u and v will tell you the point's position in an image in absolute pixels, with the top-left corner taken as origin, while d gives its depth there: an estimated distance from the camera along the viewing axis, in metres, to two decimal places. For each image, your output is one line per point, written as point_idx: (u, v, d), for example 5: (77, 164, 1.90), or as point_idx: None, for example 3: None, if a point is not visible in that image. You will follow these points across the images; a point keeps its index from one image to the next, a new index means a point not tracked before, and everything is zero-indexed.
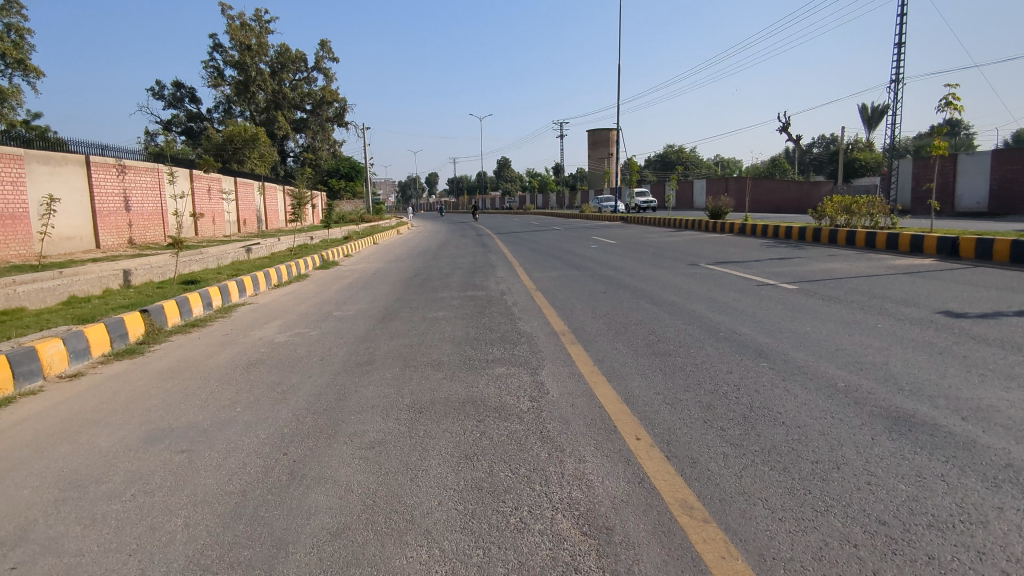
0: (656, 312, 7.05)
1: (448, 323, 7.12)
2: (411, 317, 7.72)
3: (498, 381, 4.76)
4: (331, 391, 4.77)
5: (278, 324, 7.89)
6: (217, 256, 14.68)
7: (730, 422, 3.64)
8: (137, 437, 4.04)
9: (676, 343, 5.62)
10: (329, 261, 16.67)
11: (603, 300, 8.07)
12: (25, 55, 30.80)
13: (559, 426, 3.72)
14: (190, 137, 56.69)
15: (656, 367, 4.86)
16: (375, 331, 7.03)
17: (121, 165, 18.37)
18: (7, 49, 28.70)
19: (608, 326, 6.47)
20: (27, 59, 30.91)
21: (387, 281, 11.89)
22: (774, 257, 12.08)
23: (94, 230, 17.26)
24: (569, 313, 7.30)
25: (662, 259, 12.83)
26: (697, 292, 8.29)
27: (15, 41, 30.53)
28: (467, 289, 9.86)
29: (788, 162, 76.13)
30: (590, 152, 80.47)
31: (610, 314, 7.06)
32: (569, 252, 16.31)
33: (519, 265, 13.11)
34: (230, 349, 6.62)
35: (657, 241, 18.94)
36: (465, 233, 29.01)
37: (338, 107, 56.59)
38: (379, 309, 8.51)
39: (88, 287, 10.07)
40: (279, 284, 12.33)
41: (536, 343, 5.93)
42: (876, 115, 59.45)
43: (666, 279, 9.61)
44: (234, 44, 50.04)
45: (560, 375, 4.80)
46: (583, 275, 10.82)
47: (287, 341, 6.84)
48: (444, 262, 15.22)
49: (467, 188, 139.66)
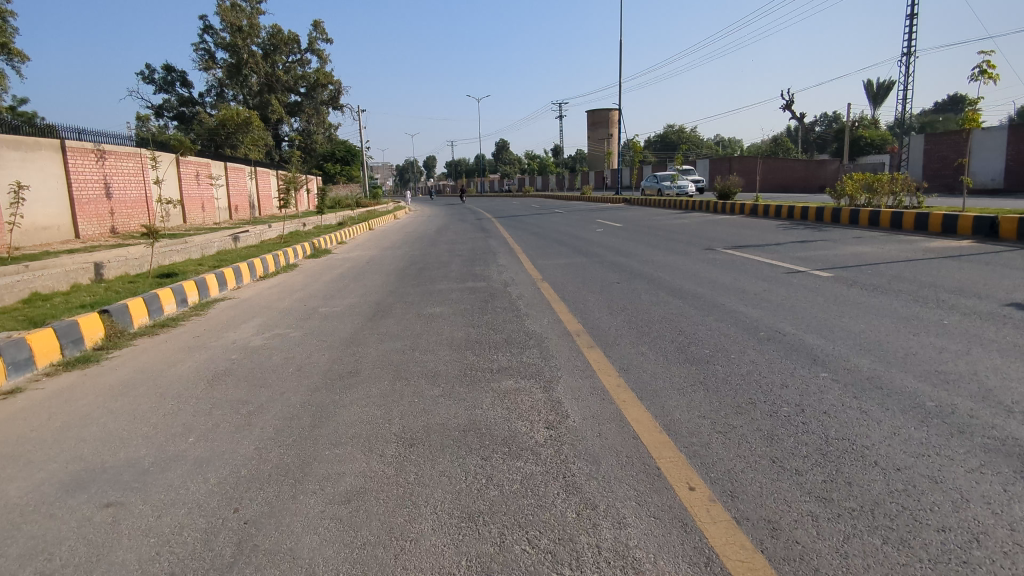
0: (680, 307, 6.23)
1: (446, 321, 6.31)
2: (404, 314, 6.90)
3: (505, 399, 3.95)
4: (303, 414, 3.96)
5: (256, 324, 7.07)
6: (201, 246, 13.81)
7: (805, 462, 2.84)
8: (58, 483, 3.24)
9: (711, 346, 4.80)
10: (320, 249, 15.80)
11: (618, 292, 7.25)
12: (9, 39, 29.70)
13: (586, 468, 2.93)
14: (182, 121, 55.47)
15: (695, 379, 4.05)
16: (363, 331, 6.22)
17: (101, 150, 17.44)
18: None
19: (628, 324, 5.65)
20: (9, 41, 29.74)
21: (380, 271, 11.06)
22: (796, 240, 11.23)
23: (72, 219, 16.38)
24: (582, 308, 6.48)
25: (676, 243, 11.99)
26: (721, 281, 7.47)
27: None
28: (467, 280, 9.04)
29: (791, 141, 74.83)
30: (590, 133, 79.14)
31: (628, 310, 6.24)
32: (574, 237, 15.44)
33: (522, 251, 12.28)
34: (198, 355, 5.82)
35: (665, 224, 18.09)
36: (464, 218, 28.09)
37: (332, 89, 55.34)
38: (369, 305, 7.68)
39: (53, 282, 9.24)
40: (265, 275, 11.49)
41: (547, 346, 5.11)
42: (882, 92, 58.20)
43: (685, 267, 8.78)
44: (225, 25, 48.64)
45: (580, 390, 3.99)
46: (592, 262, 9.96)
47: (263, 345, 6.03)
48: (442, 249, 14.35)
49: (466, 171, 138.09)
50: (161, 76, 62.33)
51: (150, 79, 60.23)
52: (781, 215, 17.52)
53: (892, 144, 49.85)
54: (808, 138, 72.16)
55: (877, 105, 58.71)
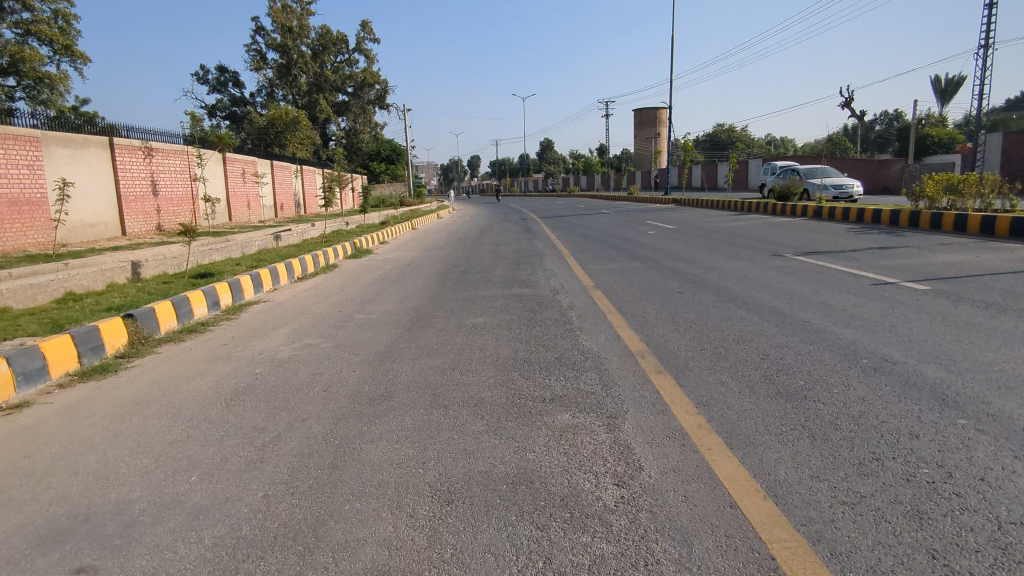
0: (758, 323, 5.45)
1: (491, 335, 5.68)
2: (445, 324, 6.31)
3: (560, 440, 3.28)
4: (324, 450, 3.39)
5: (288, 331, 6.59)
6: (241, 245, 13.59)
7: (979, 559, 2.09)
8: (32, 533, 2.73)
9: (805, 374, 4.03)
10: (361, 249, 15.41)
11: (682, 304, 6.50)
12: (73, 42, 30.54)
13: (674, 550, 2.24)
14: (234, 121, 56.58)
15: (794, 420, 3.31)
16: (399, 343, 5.65)
17: (148, 147, 17.50)
18: (56, 35, 28.43)
19: (700, 344, 4.92)
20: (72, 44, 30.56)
21: (421, 274, 10.54)
22: (874, 246, 10.23)
23: (119, 216, 16.44)
24: (642, 322, 5.76)
25: (737, 248, 11.10)
26: (799, 293, 6.64)
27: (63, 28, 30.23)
28: (513, 286, 8.40)
29: (849, 140, 71.87)
30: (637, 133, 77.70)
31: (697, 326, 5.50)
32: (624, 239, 14.66)
33: (571, 255, 11.60)
34: (221, 366, 5.35)
35: (721, 226, 17.10)
36: (508, 218, 27.55)
37: (379, 89, 55.66)
38: (408, 312, 7.12)
39: (89, 282, 9.01)
40: (303, 276, 11.10)
41: (607, 369, 4.43)
42: (951, 89, 55.22)
43: (754, 276, 7.95)
44: (276, 26, 49.32)
45: (652, 431, 3.30)
46: (648, 268, 9.21)
47: (291, 357, 5.52)
48: (486, 251, 13.77)
49: (510, 171, 137.82)
50: (215, 77, 63.85)
51: (204, 79, 61.70)
52: (849, 218, 16.34)
53: (961, 143, 47.13)
54: (868, 137, 69.18)
55: (944, 102, 55.72)
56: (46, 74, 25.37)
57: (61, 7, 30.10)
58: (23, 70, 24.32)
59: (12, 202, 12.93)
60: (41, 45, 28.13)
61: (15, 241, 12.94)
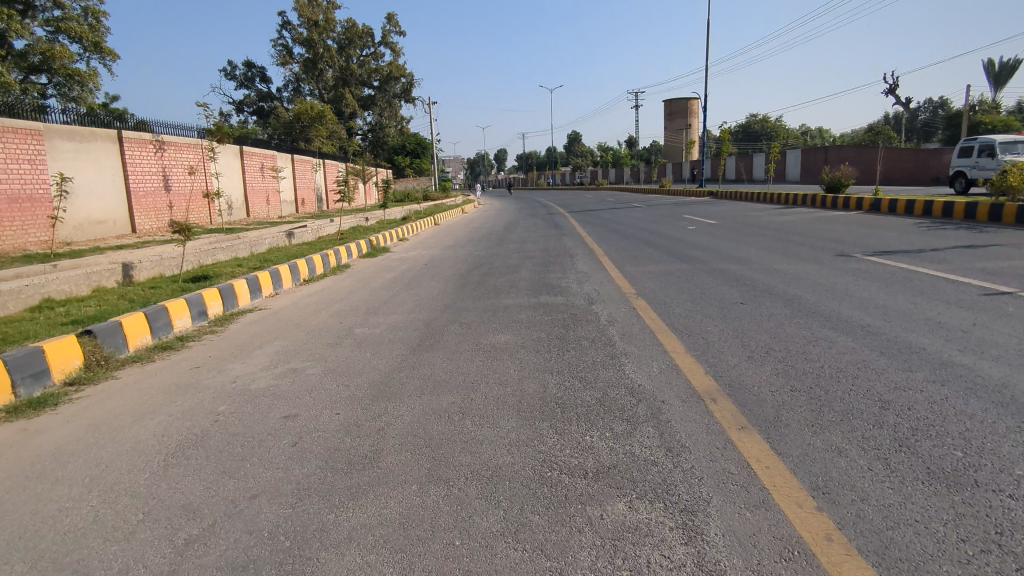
0: (858, 350, 4.22)
1: (514, 362, 4.56)
2: (459, 344, 5.22)
3: (615, 556, 2.16)
4: (267, 560, 2.32)
5: (274, 350, 5.56)
6: (249, 243, 12.74)
7: None
8: None
9: (958, 437, 2.84)
10: (378, 247, 14.43)
11: (748, 320, 5.30)
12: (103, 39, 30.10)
13: None
14: (261, 116, 56.34)
15: (980, 530, 2.15)
16: (401, 372, 4.55)
17: (160, 141, 16.78)
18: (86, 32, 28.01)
19: (787, 381, 3.73)
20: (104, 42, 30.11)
21: (439, 277, 9.49)
22: (960, 245, 8.86)
23: (128, 213, 15.72)
24: (704, 346, 4.60)
25: (796, 247, 9.81)
26: (895, 307, 5.38)
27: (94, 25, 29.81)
28: (542, 293, 7.28)
29: (891, 130, 69.16)
30: (667, 124, 75.83)
31: (777, 353, 4.30)
32: (663, 236, 13.42)
33: (605, 255, 10.45)
34: (181, 400, 4.33)
35: (768, 221, 15.73)
36: (536, 213, 26.47)
37: (405, 82, 54.90)
38: (417, 327, 6.04)
39: (70, 286, 8.10)
40: (311, 278, 10.13)
41: (669, 419, 3.29)
42: (1005, 74, 52.52)
43: (828, 283, 6.69)
44: (301, 20, 48.80)
45: (755, 546, 2.16)
46: (697, 272, 8.01)
47: (267, 388, 4.46)
48: (512, 249, 12.68)
49: (537, 164, 136.44)
50: (242, 72, 63.76)
51: (231, 74, 61.58)
52: (913, 212, 14.85)
53: (1017, 131, 44.66)
54: (913, 126, 66.43)
55: (998, 88, 53.13)
56: (75, 71, 24.90)
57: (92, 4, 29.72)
58: (54, 68, 23.81)
59: (12, 199, 12.22)
60: (70, 42, 27.73)
61: (14, 241, 12.25)
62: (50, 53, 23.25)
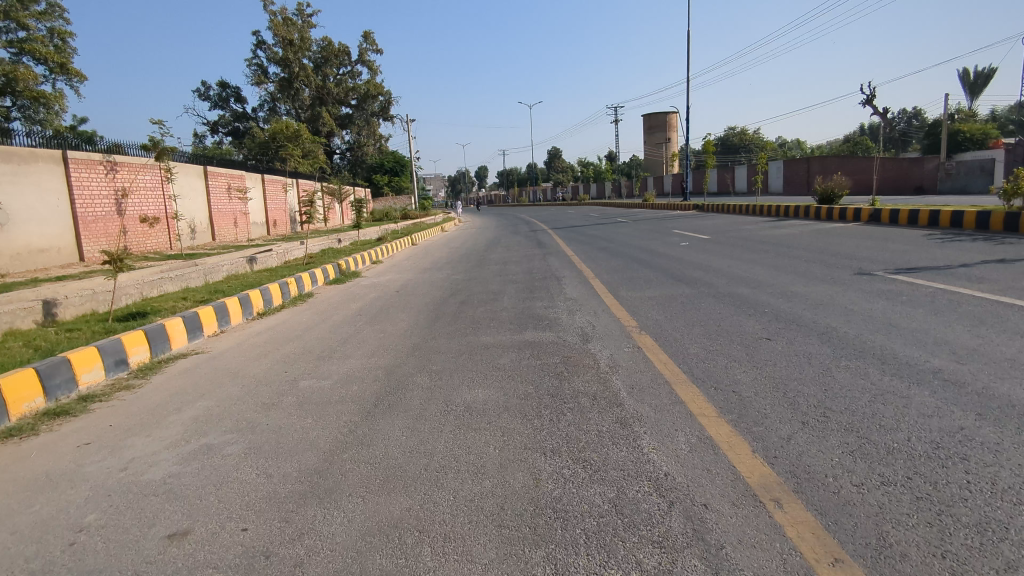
0: (950, 412, 3.19)
1: (495, 434, 3.47)
2: (425, 405, 4.12)
3: None
4: None
5: (193, 415, 4.41)
6: (203, 271, 11.59)
7: None
8: None
9: None
10: (348, 272, 13.29)
11: (784, 364, 4.28)
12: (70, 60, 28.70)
13: None
14: (237, 137, 55.04)
15: None
16: (344, 452, 3.43)
17: (112, 161, 15.53)
18: (51, 53, 26.65)
19: (873, 465, 2.70)
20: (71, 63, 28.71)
21: (411, 307, 8.42)
22: (990, 259, 8.01)
23: (75, 240, 14.41)
24: (740, 407, 3.54)
25: (807, 265, 8.89)
26: (962, 343, 4.39)
27: (60, 46, 28.44)
28: (529, 327, 6.23)
29: (870, 140, 69.91)
30: (647, 139, 75.90)
31: (840, 416, 3.27)
32: (655, 253, 12.49)
33: (597, 277, 9.45)
34: (43, 502, 3.17)
35: (763, 235, 14.89)
36: (518, 230, 25.54)
37: (383, 100, 54.09)
38: (375, 379, 4.93)
39: None
40: (266, 311, 8.96)
41: (726, 545, 2.23)
42: (980, 83, 53.37)
43: (863, 310, 5.70)
44: (277, 39, 47.83)
45: None
46: (703, 298, 7.01)
47: (163, 481, 3.32)
48: (494, 271, 11.64)
49: (518, 180, 136.14)
50: (216, 92, 62.41)
51: (206, 95, 60.26)
52: (917, 223, 14.10)
53: (995, 139, 45.10)
54: (891, 135, 67.21)
55: (974, 96, 53.97)
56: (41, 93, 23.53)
57: (58, 24, 28.35)
58: (19, 90, 22.42)
59: None
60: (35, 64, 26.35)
61: None
62: (13, 73, 21.99)
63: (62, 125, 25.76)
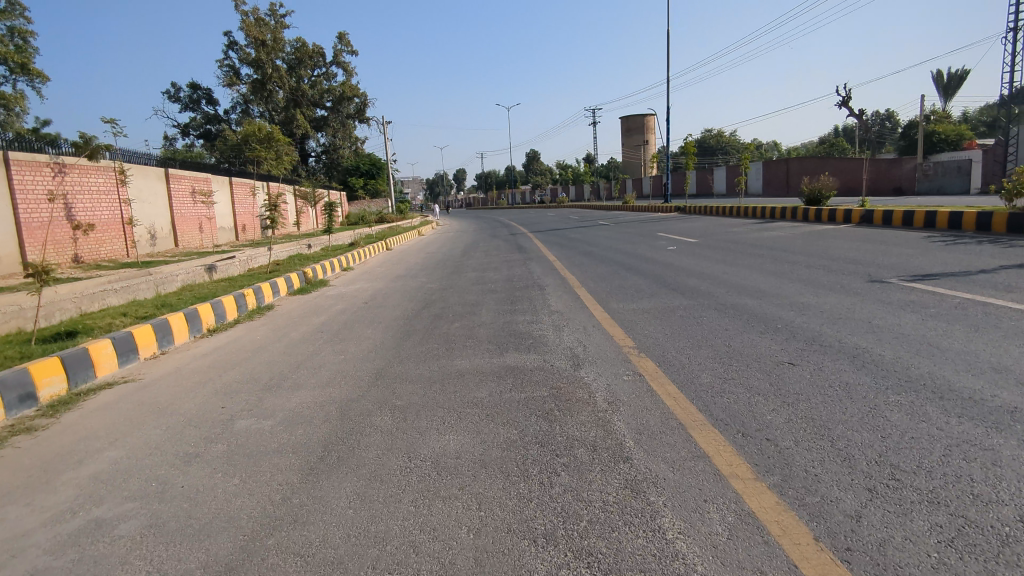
0: None
1: (469, 506, 2.67)
2: (383, 457, 3.31)
3: None
4: None
5: (95, 471, 3.54)
6: (153, 282, 10.61)
7: None
8: None
9: None
10: (314, 280, 12.39)
11: (821, 400, 3.53)
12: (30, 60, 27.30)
13: None
14: (208, 140, 53.48)
15: None
16: (270, 538, 2.60)
17: (59, 162, 14.43)
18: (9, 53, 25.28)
19: (994, 568, 1.95)
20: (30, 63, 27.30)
21: (379, 322, 7.58)
22: (1008, 265, 7.43)
23: (18, 248, 13.29)
24: (782, 465, 2.79)
25: (810, 271, 8.24)
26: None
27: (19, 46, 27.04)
28: (511, 348, 5.44)
29: (845, 142, 70.56)
30: (625, 141, 75.80)
31: (917, 481, 2.53)
32: (643, 259, 11.81)
33: (584, 286, 8.70)
34: None
35: (752, 237, 14.29)
36: (496, 233, 24.78)
37: (359, 102, 53.09)
38: (327, 418, 4.10)
39: None
40: (218, 327, 8.05)
41: None
42: (952, 85, 54.06)
43: (892, 327, 5.01)
44: (249, 39, 46.56)
45: None
46: (703, 312, 6.28)
47: None
48: (471, 280, 10.85)
49: (497, 183, 135.42)
50: (185, 94, 60.70)
51: (177, 98, 58.65)
52: (910, 224, 13.60)
53: (969, 140, 45.55)
54: (865, 137, 67.91)
55: (947, 99, 54.66)
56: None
57: (17, 22, 26.96)
58: None
59: None
60: None
61: None
62: None
63: (20, 127, 24.39)
